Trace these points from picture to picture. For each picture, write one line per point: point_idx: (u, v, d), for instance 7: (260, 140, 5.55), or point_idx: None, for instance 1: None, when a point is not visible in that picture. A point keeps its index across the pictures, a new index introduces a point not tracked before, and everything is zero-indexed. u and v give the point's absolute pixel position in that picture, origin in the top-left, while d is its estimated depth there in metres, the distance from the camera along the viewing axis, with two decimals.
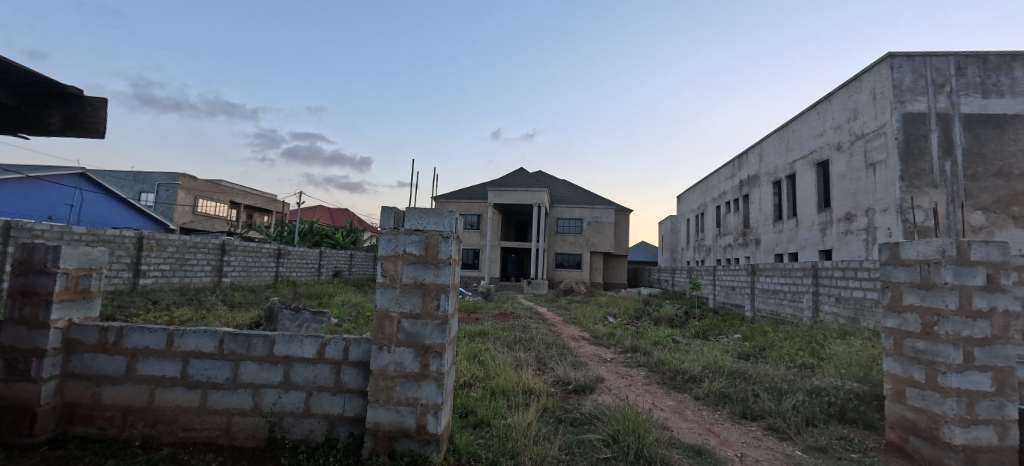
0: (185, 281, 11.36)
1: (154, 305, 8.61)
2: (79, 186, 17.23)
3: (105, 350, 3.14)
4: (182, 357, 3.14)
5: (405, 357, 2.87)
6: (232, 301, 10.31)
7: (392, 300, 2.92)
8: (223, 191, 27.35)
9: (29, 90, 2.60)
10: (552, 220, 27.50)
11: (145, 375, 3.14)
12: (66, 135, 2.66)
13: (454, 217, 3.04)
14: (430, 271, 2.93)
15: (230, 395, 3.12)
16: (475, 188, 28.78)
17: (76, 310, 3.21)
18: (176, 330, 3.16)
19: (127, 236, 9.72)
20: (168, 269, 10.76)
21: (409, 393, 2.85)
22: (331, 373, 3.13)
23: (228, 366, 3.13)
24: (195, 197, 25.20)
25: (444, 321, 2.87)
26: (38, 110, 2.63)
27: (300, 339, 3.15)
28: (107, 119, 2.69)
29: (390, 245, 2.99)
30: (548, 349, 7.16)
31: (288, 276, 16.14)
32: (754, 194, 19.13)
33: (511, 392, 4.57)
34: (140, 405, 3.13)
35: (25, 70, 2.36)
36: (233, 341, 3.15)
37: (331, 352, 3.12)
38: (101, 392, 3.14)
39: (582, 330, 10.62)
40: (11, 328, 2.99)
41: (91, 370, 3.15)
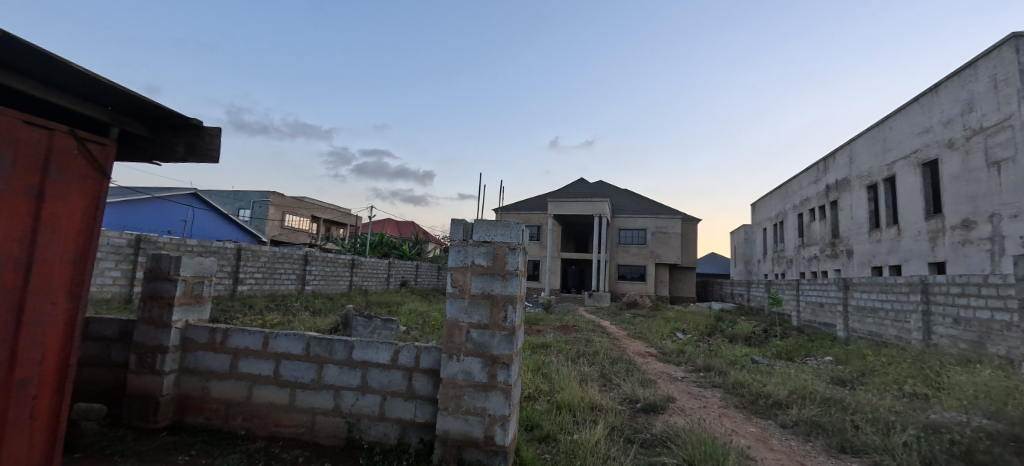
0: (275, 288, 12.50)
1: (249, 309, 9.55)
2: (192, 205, 19.72)
3: (214, 349, 3.53)
4: (275, 357, 3.43)
5: (474, 366, 2.91)
6: (314, 307, 11.14)
7: (461, 311, 2.98)
8: (306, 207, 29.87)
9: (162, 124, 3.09)
10: (615, 231, 26.82)
11: (245, 373, 3.47)
12: (189, 161, 3.09)
13: (520, 229, 3.05)
14: (497, 282, 2.97)
15: (315, 395, 3.36)
16: (536, 199, 28.87)
17: (192, 313, 3.65)
18: (271, 333, 3.47)
19: (229, 248, 10.94)
20: (261, 278, 11.91)
21: (477, 403, 2.89)
22: (403, 379, 3.25)
23: (313, 368, 3.38)
24: (283, 212, 27.75)
25: (511, 333, 2.88)
26: (167, 141, 3.11)
27: (376, 345, 3.32)
28: (219, 146, 3.09)
29: (459, 256, 3.08)
30: (613, 365, 6.90)
31: (361, 285, 17.18)
32: (844, 199, 17.39)
33: (576, 408, 4.47)
34: (240, 399, 3.47)
35: (161, 108, 2.80)
36: (317, 344, 3.39)
37: (405, 359, 3.26)
38: (209, 387, 3.52)
39: (649, 346, 10.15)
40: (142, 327, 3.46)
41: (201, 366, 3.54)
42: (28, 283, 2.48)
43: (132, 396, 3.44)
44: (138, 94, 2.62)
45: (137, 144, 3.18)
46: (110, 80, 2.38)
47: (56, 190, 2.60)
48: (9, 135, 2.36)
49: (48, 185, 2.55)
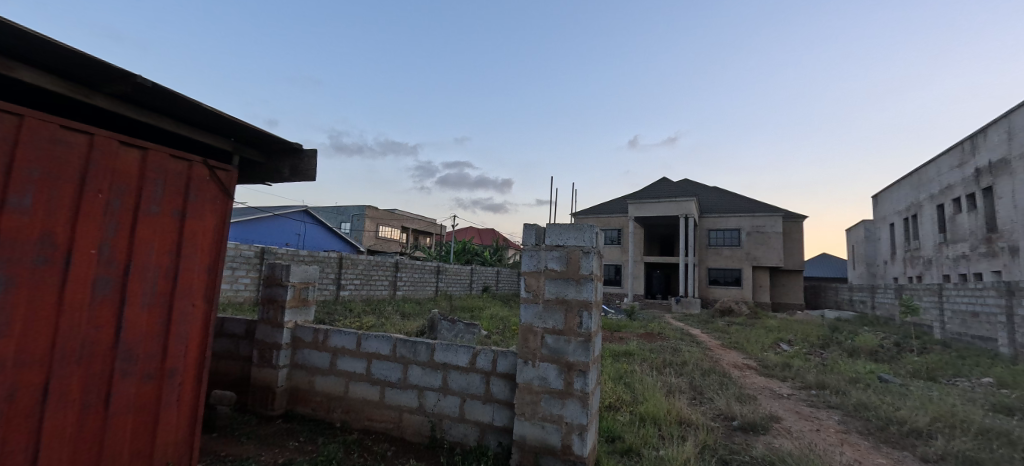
0: (371, 293, 13.58)
1: (349, 313, 10.47)
2: (305, 221, 22.20)
3: (316, 347, 3.91)
4: (367, 357, 3.70)
5: (549, 372, 2.87)
6: (404, 311, 11.88)
7: (535, 316, 2.96)
8: (396, 217, 32.13)
9: (273, 149, 3.53)
10: (703, 233, 25.08)
11: (342, 370, 3.79)
12: (293, 181, 3.49)
13: (594, 232, 2.97)
14: (572, 287, 2.90)
15: (401, 393, 3.56)
16: (616, 201, 28.06)
17: (300, 315, 4.10)
18: (363, 334, 3.75)
19: (332, 256, 12.13)
20: (358, 284, 13.02)
21: (554, 410, 2.84)
22: (482, 382, 3.31)
23: (399, 367, 3.58)
24: (376, 223, 30.13)
25: (588, 340, 2.80)
26: (277, 164, 3.55)
27: (455, 348, 3.43)
28: (316, 166, 3.43)
29: (533, 261, 3.06)
30: (706, 378, 6.40)
31: (446, 290, 17.99)
32: (1002, 185, 14.47)
33: (663, 421, 4.21)
34: (338, 394, 3.79)
35: (269, 135, 3.19)
36: (403, 346, 3.60)
37: (482, 363, 3.32)
38: (313, 381, 3.90)
39: (747, 357, 9.28)
40: (262, 326, 3.98)
41: (307, 362, 3.94)
42: (176, 290, 2.97)
43: (255, 386, 3.96)
44: (250, 125, 3.00)
45: (256, 168, 3.68)
46: (228, 116, 2.77)
47: (194, 211, 3.08)
48: (159, 167, 2.84)
49: (188, 207, 3.03)
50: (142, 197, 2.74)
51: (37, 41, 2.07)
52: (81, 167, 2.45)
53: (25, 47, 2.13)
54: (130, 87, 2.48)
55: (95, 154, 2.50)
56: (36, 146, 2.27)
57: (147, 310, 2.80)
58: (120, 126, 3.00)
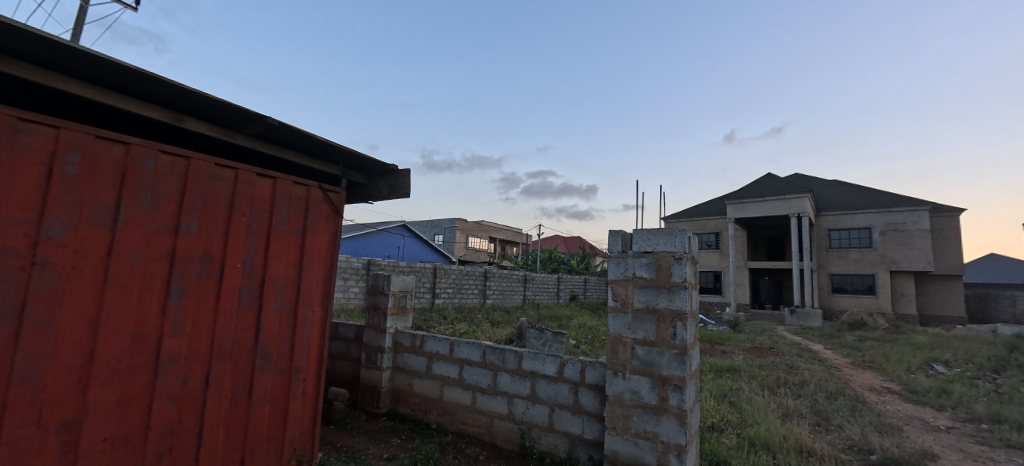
0: (462, 301, 14.21)
1: (444, 320, 11.03)
2: (404, 235, 23.99)
3: (414, 352, 4.19)
4: (460, 362, 3.86)
5: (642, 386, 2.73)
6: (494, 319, 12.19)
7: (624, 326, 2.85)
8: (485, 228, 33.28)
9: (373, 170, 3.94)
10: (821, 234, 22.12)
11: (437, 374, 4.00)
12: (391, 198, 3.87)
13: (686, 236, 2.78)
14: (663, 296, 2.74)
15: (492, 399, 3.64)
16: (713, 203, 26.05)
17: (400, 321, 4.44)
18: (455, 340, 3.93)
19: (427, 267, 12.93)
20: (451, 293, 13.70)
21: (647, 426, 2.69)
22: (570, 392, 3.26)
23: (489, 374, 3.68)
24: (466, 234, 31.51)
25: (683, 352, 2.61)
26: (377, 184, 3.95)
27: (543, 357, 3.43)
28: (409, 184, 3.77)
29: (620, 269, 2.96)
30: (832, 401, 5.58)
31: (533, 299, 18.12)
32: None
33: (778, 449, 3.75)
34: (434, 396, 4.00)
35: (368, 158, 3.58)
36: (492, 353, 3.69)
37: (570, 372, 3.27)
38: (412, 384, 4.17)
39: (886, 379, 7.91)
40: (370, 331, 4.40)
41: (406, 366, 4.23)
42: (300, 297, 3.39)
43: (364, 385, 4.37)
44: (352, 149, 3.40)
45: (360, 189, 4.13)
46: (336, 144, 3.16)
47: (312, 228, 3.51)
48: (285, 192, 3.29)
49: (308, 225, 3.46)
50: (273, 217, 3.20)
51: (200, 98, 2.55)
52: (230, 195, 2.94)
53: (189, 101, 2.63)
54: (264, 127, 2.93)
55: (239, 184, 2.98)
56: (199, 179, 2.77)
57: (278, 314, 3.24)
58: (255, 160, 3.54)
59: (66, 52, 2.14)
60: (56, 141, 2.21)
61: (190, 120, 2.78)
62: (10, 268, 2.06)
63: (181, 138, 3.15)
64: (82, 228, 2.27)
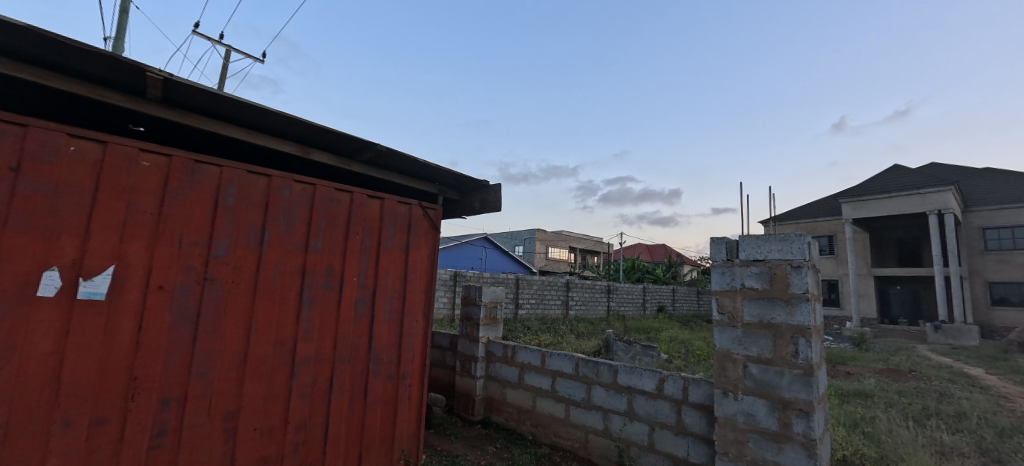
0: (545, 312, 14.20)
1: (528, 330, 11.12)
2: (485, 247, 24.72)
3: (506, 361, 4.28)
4: (552, 374, 3.87)
5: (757, 408, 2.50)
6: (578, 330, 11.99)
7: (734, 342, 2.63)
8: (564, 238, 33.08)
9: (465, 187, 4.23)
10: (970, 235, 18.54)
11: (530, 384, 4.04)
12: (482, 212, 4.13)
13: (805, 242, 2.50)
14: (779, 309, 2.50)
15: (587, 414, 3.58)
16: (823, 203, 23.22)
17: (491, 331, 4.57)
18: (546, 351, 3.95)
19: (510, 278, 13.18)
20: (533, 303, 13.79)
21: (767, 454, 2.45)
22: (672, 411, 3.09)
23: (583, 387, 3.63)
24: (546, 245, 31.56)
25: (808, 373, 2.35)
26: (469, 199, 4.23)
27: (639, 371, 3.31)
28: (500, 198, 4.00)
29: (725, 279, 2.75)
30: (1004, 441, 4.55)
31: (618, 310, 17.50)
32: None
33: None
34: (527, 407, 4.04)
35: (462, 175, 3.87)
36: (585, 366, 3.65)
37: (670, 389, 3.10)
38: (505, 393, 4.25)
39: None
40: (464, 340, 4.60)
41: (499, 375, 4.34)
42: (405, 308, 3.70)
43: (459, 392, 4.57)
44: (448, 168, 3.72)
45: (453, 205, 4.44)
46: (433, 164, 3.48)
47: (415, 243, 3.82)
48: (391, 211, 3.65)
49: (410, 241, 3.77)
50: (381, 234, 3.57)
51: (323, 131, 2.98)
52: (346, 216, 3.35)
53: (315, 136, 3.10)
54: (374, 153, 3.33)
55: (354, 206, 3.39)
56: (322, 203, 3.22)
57: (387, 323, 3.58)
58: (364, 184, 3.98)
59: (228, 103, 2.65)
60: (220, 177, 2.78)
61: (314, 152, 3.25)
62: (190, 282, 2.62)
63: (307, 168, 3.66)
64: (237, 249, 2.81)
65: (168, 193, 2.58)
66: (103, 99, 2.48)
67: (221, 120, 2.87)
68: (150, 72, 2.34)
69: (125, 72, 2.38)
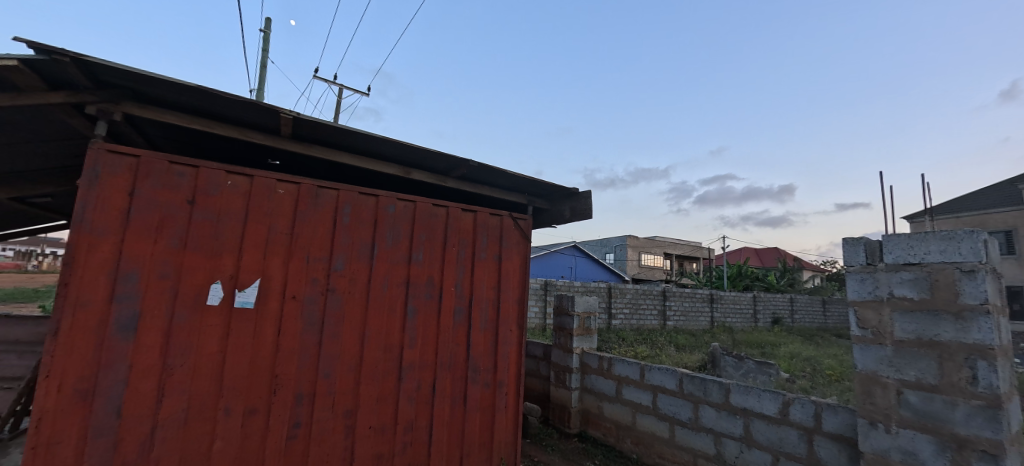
0: (640, 323, 13.52)
1: (623, 341, 10.66)
2: (574, 255, 24.35)
3: (603, 374, 4.12)
4: (653, 389, 3.64)
5: (919, 446, 2.07)
6: (678, 343, 11.15)
7: (882, 362, 2.22)
8: (658, 244, 31.38)
9: (554, 196, 4.21)
10: None
11: (629, 399, 3.84)
12: (573, 220, 4.07)
13: (981, 240, 2.01)
14: (946, 323, 2.05)
15: (695, 435, 3.29)
16: (992, 192, 18.92)
17: (585, 342, 4.45)
18: (646, 365, 3.73)
19: (602, 287, 12.83)
20: (628, 313, 13.24)
21: None
22: (801, 440, 2.70)
23: (689, 406, 3.36)
24: (638, 252, 30.20)
25: (994, 405, 1.88)
26: (559, 208, 4.19)
27: (757, 392, 2.96)
28: (591, 205, 3.90)
29: (865, 287, 2.34)
30: None
31: (724, 322, 15.95)
32: None
33: None
34: (627, 424, 3.83)
35: (552, 184, 3.86)
36: (690, 382, 3.37)
37: (797, 415, 2.73)
38: (603, 407, 4.09)
39: None
40: (557, 351, 4.55)
41: (596, 388, 4.19)
42: (500, 317, 3.77)
43: (554, 404, 4.50)
44: (538, 179, 3.73)
45: (543, 215, 4.44)
46: (523, 175, 3.53)
47: (507, 253, 3.88)
48: (484, 223, 3.77)
49: (503, 251, 3.85)
50: (475, 246, 3.69)
51: (421, 151, 3.20)
52: (444, 230, 3.53)
53: (414, 157, 3.34)
54: (466, 168, 3.47)
55: (450, 219, 3.57)
56: (422, 218, 3.44)
57: (484, 332, 3.67)
58: (458, 198, 4.17)
59: (342, 133, 2.98)
60: (338, 199, 3.11)
61: (414, 172, 3.50)
62: (316, 292, 2.97)
63: (408, 187, 3.94)
64: (352, 263, 3.11)
65: (298, 216, 2.97)
66: (248, 139, 2.96)
67: (337, 149, 3.24)
68: (283, 113, 2.72)
69: (265, 115, 2.79)
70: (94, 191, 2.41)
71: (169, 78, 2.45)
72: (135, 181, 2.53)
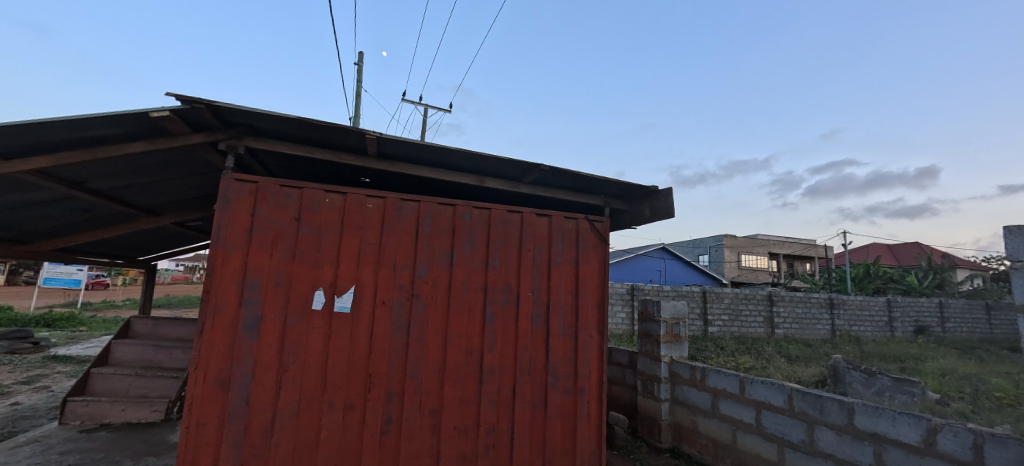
0: (742, 331, 12.24)
1: (722, 351, 9.75)
2: (663, 257, 22.84)
3: (696, 385, 3.80)
4: (756, 405, 3.27)
5: None
6: (789, 353, 9.86)
7: None
8: (762, 244, 28.29)
9: (632, 196, 4.02)
10: None
11: (727, 415, 3.49)
12: (654, 220, 3.85)
13: None
14: None
15: (810, 460, 2.89)
16: None
17: (675, 350, 4.16)
18: (746, 378, 3.36)
19: (695, 291, 12.09)
20: (728, 320, 12.12)
21: None
22: None
23: (802, 426, 2.96)
24: (739, 252, 27.49)
25: None
26: (638, 208, 3.99)
27: (891, 415, 2.52)
28: (673, 203, 3.65)
29: None
30: None
31: (849, 331, 13.70)
32: None
33: None
34: (726, 442, 3.48)
35: (628, 184, 3.70)
36: (802, 399, 2.97)
37: (948, 446, 2.26)
38: (697, 421, 3.76)
39: None
40: (643, 359, 4.30)
41: (689, 400, 3.87)
42: (579, 323, 3.69)
43: (642, 415, 4.26)
44: (613, 179, 3.59)
45: (621, 216, 4.27)
46: (596, 176, 3.43)
47: (584, 258, 3.80)
48: (559, 227, 3.73)
49: (580, 255, 3.78)
50: (551, 250, 3.67)
51: (493, 160, 3.28)
52: (519, 235, 3.57)
53: (487, 166, 3.44)
54: (538, 173, 3.47)
55: (524, 225, 3.60)
56: (498, 225, 3.51)
57: (562, 338, 3.62)
58: (533, 203, 4.20)
59: (420, 148, 3.18)
60: (419, 210, 3.32)
61: (488, 180, 3.61)
62: (402, 298, 3.19)
63: (484, 195, 4.07)
64: (434, 270, 3.29)
65: (385, 228, 3.23)
66: (342, 161, 3.31)
67: (417, 164, 3.46)
68: (368, 135, 2.98)
69: (354, 137, 3.10)
70: (226, 214, 2.87)
71: (277, 113, 2.84)
72: (255, 203, 2.97)
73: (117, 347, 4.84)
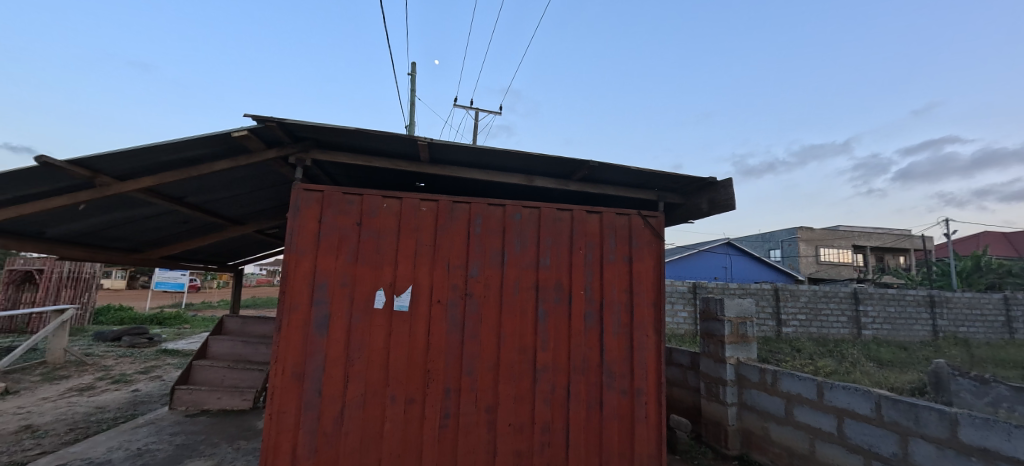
0: (823, 332, 11.19)
1: (798, 353, 8.98)
2: (728, 253, 21.52)
3: (767, 390, 3.54)
4: (837, 413, 2.99)
5: None
6: (880, 357, 8.86)
7: None
8: (846, 236, 25.67)
9: (688, 189, 3.84)
10: None
11: (803, 422, 3.22)
12: (713, 213, 3.65)
13: None
14: None
15: None
16: None
17: (741, 351, 3.90)
18: (825, 382, 3.09)
19: (766, 288, 11.27)
20: (805, 320, 11.14)
21: None
22: None
23: (893, 438, 2.66)
24: (818, 246, 25.13)
25: None
26: (696, 201, 3.80)
27: (1005, 428, 2.19)
28: (734, 194, 3.44)
29: None
30: None
31: (955, 332, 12.00)
32: None
33: None
34: (803, 452, 3.20)
35: (683, 177, 3.54)
36: (893, 407, 2.67)
37: None
38: (768, 428, 3.51)
39: None
40: (706, 360, 4.09)
41: (758, 405, 3.61)
42: (634, 321, 3.59)
43: (706, 419, 4.04)
44: (666, 172, 3.46)
45: (678, 211, 4.09)
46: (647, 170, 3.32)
47: (638, 255, 3.68)
48: (611, 223, 3.66)
49: (634, 252, 3.67)
50: (603, 247, 3.61)
51: (541, 159, 3.29)
52: (569, 233, 3.55)
53: (536, 165, 3.46)
54: (587, 170, 3.43)
55: (575, 223, 3.57)
56: (548, 223, 3.51)
57: (617, 337, 3.54)
58: (584, 201, 4.15)
59: (469, 151, 3.26)
60: (470, 211, 3.41)
61: (537, 179, 3.62)
62: (456, 297, 3.30)
63: (534, 194, 4.09)
64: (486, 269, 3.37)
65: (439, 230, 3.35)
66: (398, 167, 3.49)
67: (467, 166, 3.56)
68: (419, 141, 3.12)
69: (407, 144, 3.25)
70: (298, 221, 3.14)
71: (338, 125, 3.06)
72: (322, 211, 3.22)
73: (214, 342, 5.47)
